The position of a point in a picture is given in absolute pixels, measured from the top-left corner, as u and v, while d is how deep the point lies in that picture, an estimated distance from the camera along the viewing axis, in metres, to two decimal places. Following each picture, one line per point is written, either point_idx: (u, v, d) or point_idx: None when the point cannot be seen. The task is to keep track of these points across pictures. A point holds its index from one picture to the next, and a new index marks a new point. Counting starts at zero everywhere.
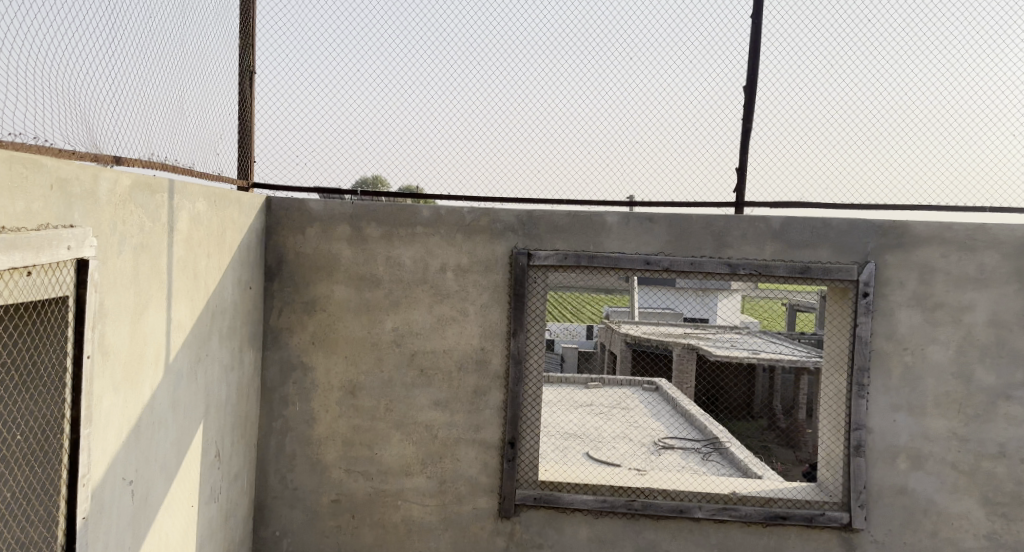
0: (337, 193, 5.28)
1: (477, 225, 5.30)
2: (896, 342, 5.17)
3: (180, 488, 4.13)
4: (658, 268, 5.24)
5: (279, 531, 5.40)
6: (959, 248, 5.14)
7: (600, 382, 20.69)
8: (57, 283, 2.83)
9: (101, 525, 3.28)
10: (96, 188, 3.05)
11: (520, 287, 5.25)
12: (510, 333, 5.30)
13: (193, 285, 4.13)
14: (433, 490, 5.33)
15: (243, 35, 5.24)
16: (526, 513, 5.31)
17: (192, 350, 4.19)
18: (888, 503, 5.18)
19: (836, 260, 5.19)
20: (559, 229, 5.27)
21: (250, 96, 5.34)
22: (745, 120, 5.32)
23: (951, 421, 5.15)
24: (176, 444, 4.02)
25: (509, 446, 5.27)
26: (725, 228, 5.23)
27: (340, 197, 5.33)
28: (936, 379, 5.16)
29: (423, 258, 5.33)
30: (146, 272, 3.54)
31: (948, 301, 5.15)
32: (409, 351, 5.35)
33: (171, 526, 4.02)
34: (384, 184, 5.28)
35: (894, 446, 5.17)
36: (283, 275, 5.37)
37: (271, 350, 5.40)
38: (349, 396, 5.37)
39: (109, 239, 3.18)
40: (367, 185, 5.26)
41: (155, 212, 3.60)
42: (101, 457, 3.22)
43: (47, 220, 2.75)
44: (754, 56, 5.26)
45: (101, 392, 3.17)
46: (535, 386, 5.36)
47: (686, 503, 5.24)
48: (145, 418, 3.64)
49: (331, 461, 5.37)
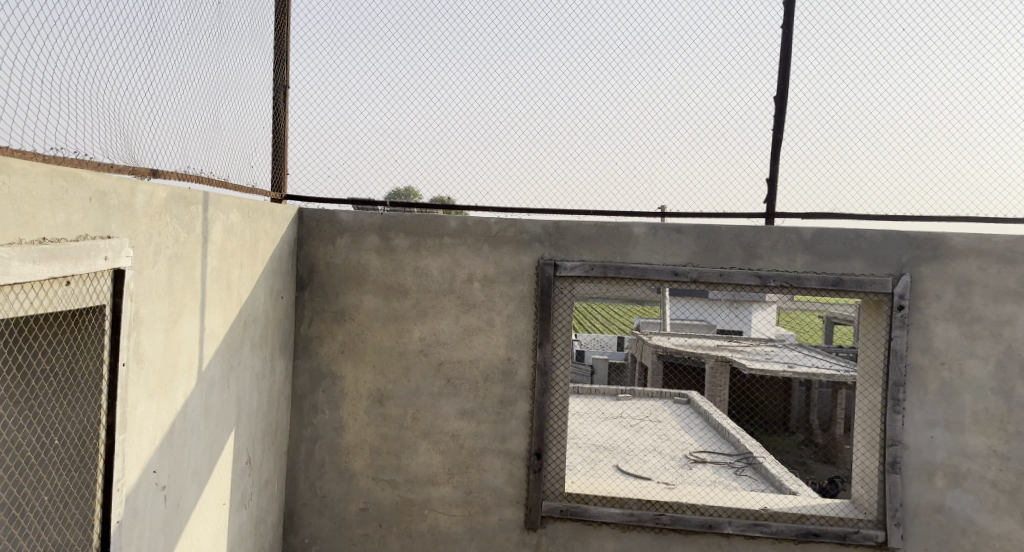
0: (371, 205, 5.37)
1: (505, 236, 5.34)
2: (932, 356, 5.13)
3: (212, 494, 4.21)
4: (685, 280, 5.24)
5: (308, 538, 5.47)
6: (997, 261, 5.08)
7: (630, 394, 20.63)
8: (95, 291, 2.91)
9: (135, 528, 3.36)
10: (133, 200, 3.14)
11: (548, 297, 5.29)
12: (537, 344, 5.32)
13: (226, 296, 4.21)
14: (460, 500, 5.37)
15: (278, 50, 5.36)
16: (555, 525, 5.32)
17: (225, 359, 4.27)
18: (924, 521, 5.12)
19: (869, 272, 5.16)
20: (586, 239, 5.29)
21: (285, 109, 5.45)
22: (776, 131, 5.32)
23: (991, 438, 5.08)
24: (207, 450, 4.09)
25: (536, 458, 5.29)
26: (754, 239, 5.23)
27: (372, 209, 5.41)
28: (974, 395, 5.10)
29: (451, 268, 5.38)
30: (181, 282, 3.62)
31: (986, 315, 5.10)
32: (436, 361, 5.40)
33: (202, 530, 4.09)
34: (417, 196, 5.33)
35: (929, 463, 5.12)
36: (314, 285, 5.46)
37: (302, 358, 5.49)
38: (377, 405, 5.43)
39: (145, 249, 3.26)
40: (399, 197, 5.30)
41: (190, 224, 3.68)
42: (135, 462, 3.30)
43: (86, 231, 2.83)
44: (785, 68, 5.26)
45: (136, 399, 3.26)
46: (562, 398, 5.37)
47: (716, 518, 5.22)
48: (178, 425, 3.72)
49: (359, 469, 5.43)
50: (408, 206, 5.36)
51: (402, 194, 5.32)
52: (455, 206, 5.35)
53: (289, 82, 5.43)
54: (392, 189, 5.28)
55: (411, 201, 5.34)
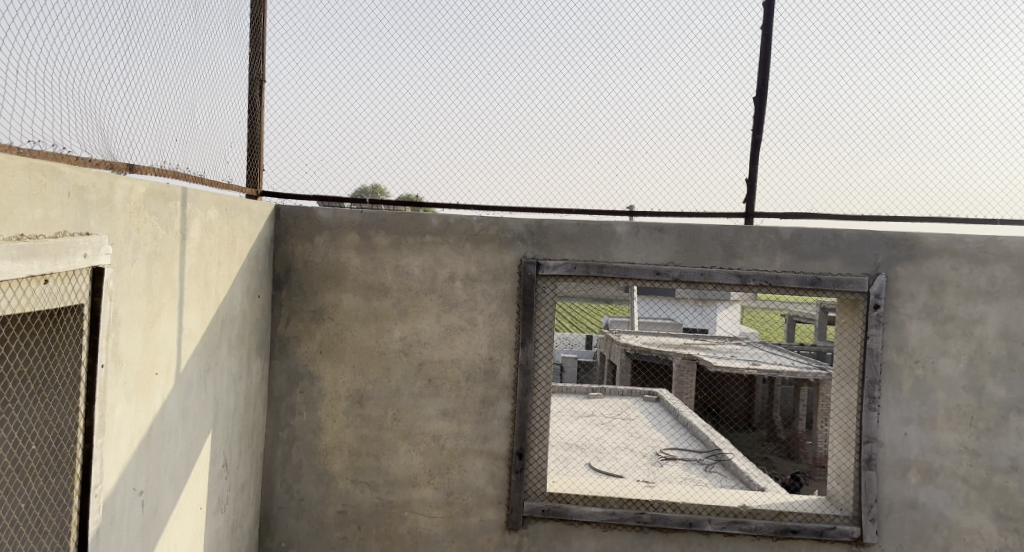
0: (337, 201, 5.26)
1: (487, 234, 5.28)
2: (906, 354, 5.15)
3: (189, 498, 4.09)
4: (667, 279, 5.21)
5: (285, 542, 5.36)
6: (969, 261, 5.12)
7: (601, 391, 20.67)
8: (73, 290, 2.80)
9: (113, 534, 3.25)
10: (112, 195, 3.03)
11: (530, 296, 5.23)
12: (518, 343, 5.27)
13: (204, 294, 4.10)
14: (440, 501, 5.30)
15: (254, 44, 5.24)
16: (535, 525, 5.27)
17: (203, 360, 4.16)
18: (898, 517, 5.15)
19: (847, 271, 5.17)
20: (568, 238, 5.25)
21: (260, 104, 5.33)
22: (756, 131, 5.31)
23: (963, 435, 5.12)
24: (185, 453, 3.98)
25: (518, 458, 5.23)
26: (734, 238, 5.21)
27: (340, 204, 5.30)
28: (947, 393, 5.13)
29: (432, 267, 5.31)
30: (159, 280, 3.52)
31: (958, 314, 5.13)
32: (417, 360, 5.32)
33: (179, 535, 3.98)
34: (383, 194, 5.25)
35: (904, 460, 5.14)
36: (292, 284, 5.35)
37: (279, 359, 5.38)
38: (356, 406, 5.34)
39: (123, 246, 3.15)
40: (366, 194, 5.24)
41: (168, 220, 3.57)
42: (112, 467, 3.19)
43: (64, 227, 2.72)
44: (764, 69, 5.25)
45: (115, 401, 3.15)
46: (544, 397, 5.32)
47: (696, 516, 5.20)
48: (156, 428, 3.61)
49: (337, 471, 5.34)
50: (376, 203, 5.29)
51: (368, 191, 5.26)
52: (421, 203, 5.25)
53: (265, 76, 5.31)
54: (360, 186, 5.19)
55: (378, 198, 5.27)
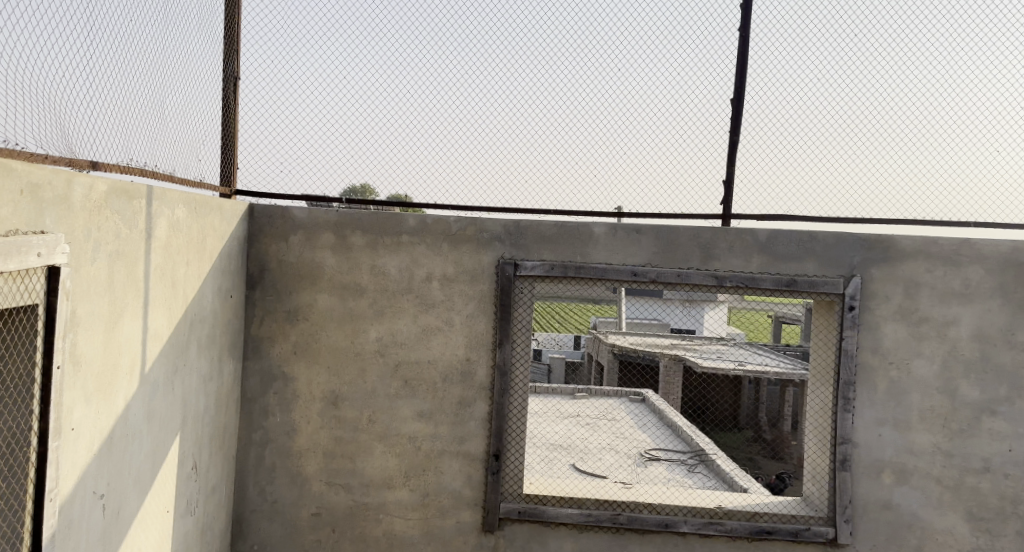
0: (325, 200, 5.24)
1: (464, 235, 5.24)
2: (882, 356, 5.13)
3: (155, 500, 4.03)
4: (645, 280, 5.18)
5: (258, 544, 5.30)
6: (944, 263, 5.11)
7: (587, 392, 20.63)
8: (27, 290, 2.75)
9: (71, 540, 3.19)
10: (70, 193, 2.97)
11: (507, 296, 5.19)
12: (496, 344, 5.23)
13: (171, 294, 4.04)
14: (415, 503, 5.25)
15: (227, 41, 5.17)
16: (510, 527, 5.22)
17: (170, 360, 4.09)
18: (873, 518, 5.13)
19: (823, 273, 5.15)
20: (545, 239, 5.21)
21: (234, 101, 5.27)
22: (733, 132, 5.28)
23: (937, 436, 5.11)
24: (150, 455, 3.92)
25: (493, 459, 5.19)
26: (712, 240, 5.18)
27: (327, 206, 5.28)
28: (921, 394, 5.12)
29: (408, 267, 5.26)
30: (122, 280, 3.45)
31: (933, 316, 5.12)
32: (393, 361, 5.27)
33: (144, 539, 3.92)
34: (373, 194, 5.23)
35: (880, 461, 5.12)
36: (265, 283, 5.29)
37: (252, 359, 5.31)
38: (331, 407, 5.28)
39: (82, 246, 3.09)
40: (355, 194, 5.20)
41: (132, 219, 3.51)
42: (70, 470, 3.13)
43: (16, 225, 2.67)
44: (741, 70, 5.22)
45: (71, 404, 3.09)
46: (521, 397, 5.28)
47: (672, 517, 5.17)
48: (119, 430, 3.54)
49: (312, 473, 5.28)
50: (364, 203, 5.25)
51: (357, 191, 5.22)
52: (410, 202, 5.22)
53: (239, 74, 5.25)
54: (350, 186, 5.17)
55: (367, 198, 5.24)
